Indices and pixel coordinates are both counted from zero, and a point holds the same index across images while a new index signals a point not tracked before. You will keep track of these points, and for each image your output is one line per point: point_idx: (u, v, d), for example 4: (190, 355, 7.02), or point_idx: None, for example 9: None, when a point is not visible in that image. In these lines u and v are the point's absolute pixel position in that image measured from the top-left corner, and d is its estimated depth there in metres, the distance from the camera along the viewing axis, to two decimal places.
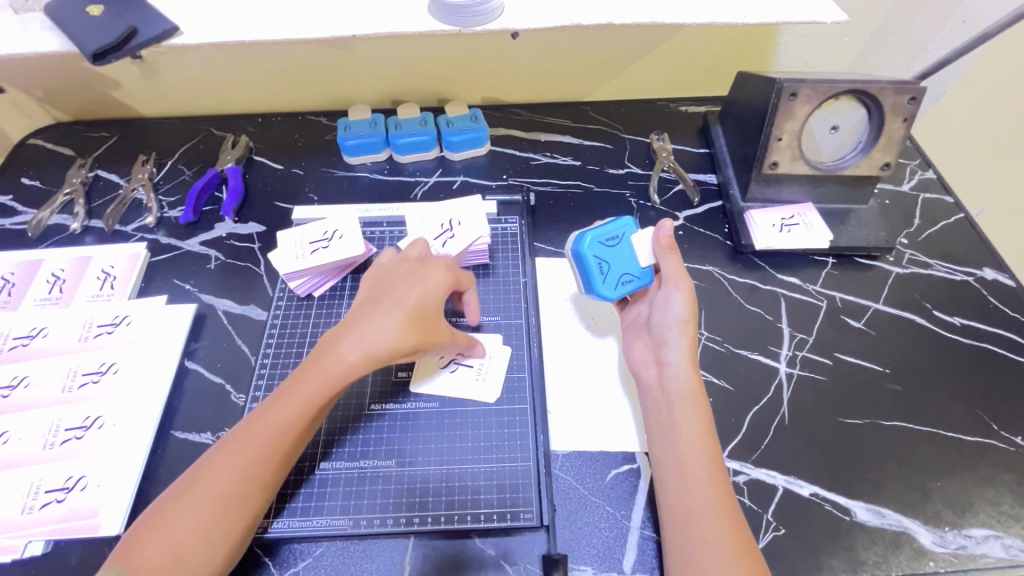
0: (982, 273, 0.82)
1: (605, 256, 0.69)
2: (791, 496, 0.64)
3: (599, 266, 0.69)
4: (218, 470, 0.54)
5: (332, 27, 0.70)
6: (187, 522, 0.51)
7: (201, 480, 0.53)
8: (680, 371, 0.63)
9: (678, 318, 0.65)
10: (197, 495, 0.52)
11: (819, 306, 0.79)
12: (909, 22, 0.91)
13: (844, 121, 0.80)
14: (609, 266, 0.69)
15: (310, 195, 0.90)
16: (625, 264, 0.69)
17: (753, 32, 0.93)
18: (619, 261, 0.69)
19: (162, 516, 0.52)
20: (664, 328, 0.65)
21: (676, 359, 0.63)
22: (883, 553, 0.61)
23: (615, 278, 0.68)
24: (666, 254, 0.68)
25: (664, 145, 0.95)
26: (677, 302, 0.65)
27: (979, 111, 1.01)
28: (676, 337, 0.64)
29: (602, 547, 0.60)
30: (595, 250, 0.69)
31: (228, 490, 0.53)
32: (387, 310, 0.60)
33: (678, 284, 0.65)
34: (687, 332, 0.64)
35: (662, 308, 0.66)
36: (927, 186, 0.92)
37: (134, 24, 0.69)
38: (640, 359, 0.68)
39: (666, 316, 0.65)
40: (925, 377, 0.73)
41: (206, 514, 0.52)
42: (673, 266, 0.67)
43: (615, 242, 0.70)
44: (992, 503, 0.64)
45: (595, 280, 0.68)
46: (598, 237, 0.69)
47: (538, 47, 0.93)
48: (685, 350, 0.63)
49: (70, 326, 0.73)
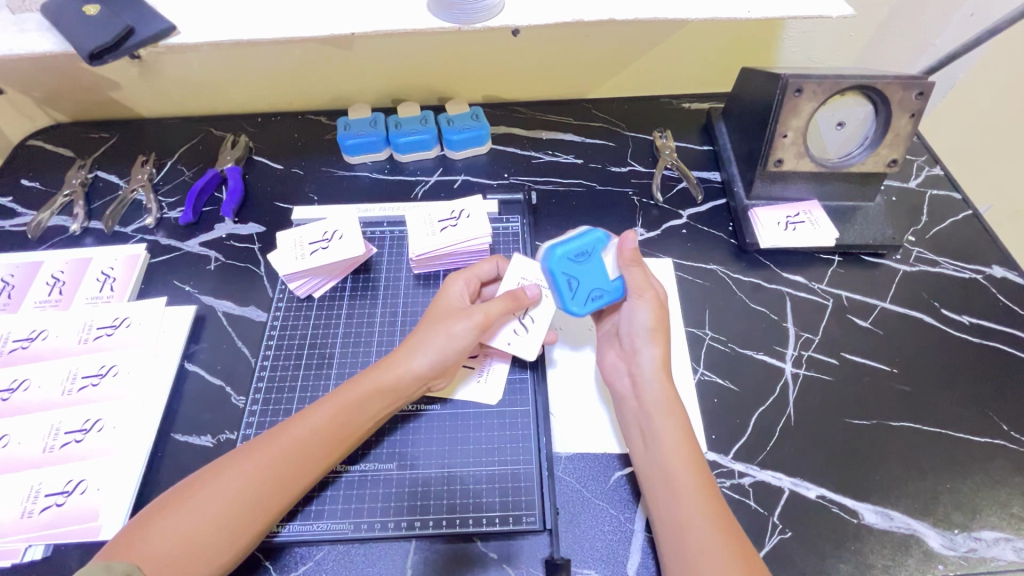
0: (991, 271, 0.81)
1: (574, 272, 0.66)
2: (797, 498, 0.64)
3: (569, 284, 0.65)
4: (228, 469, 0.55)
5: (329, 25, 0.70)
6: (191, 517, 0.52)
7: (210, 478, 0.54)
8: (652, 378, 0.61)
9: (644, 327, 0.64)
10: (203, 492, 0.53)
11: (825, 305, 0.78)
12: (916, 16, 0.90)
13: (850, 117, 0.79)
14: (579, 283, 0.66)
15: (311, 195, 0.90)
16: (595, 281, 0.66)
17: (757, 27, 0.92)
18: (589, 277, 0.66)
19: (167, 510, 0.52)
20: (633, 337, 0.65)
21: (647, 367, 0.62)
22: (891, 556, 0.60)
23: (586, 295, 0.65)
24: (631, 266, 0.66)
25: (667, 142, 0.94)
26: (641, 311, 0.64)
27: (987, 106, 0.99)
28: (644, 347, 0.63)
29: (606, 550, 0.60)
30: (562, 267, 0.65)
31: (232, 495, 0.53)
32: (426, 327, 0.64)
33: (642, 295, 0.64)
34: (657, 342, 0.63)
35: (628, 319, 0.65)
36: (935, 183, 0.91)
37: (132, 24, 0.68)
38: (614, 369, 0.67)
39: (632, 325, 0.65)
40: (933, 377, 0.72)
41: (207, 516, 0.52)
42: (636, 278, 0.65)
43: (584, 259, 0.66)
44: (1003, 505, 0.63)
45: (564, 298, 0.66)
46: (568, 252, 0.66)
47: (540, 45, 0.92)
48: (654, 357, 0.62)
49: (70, 329, 0.73)
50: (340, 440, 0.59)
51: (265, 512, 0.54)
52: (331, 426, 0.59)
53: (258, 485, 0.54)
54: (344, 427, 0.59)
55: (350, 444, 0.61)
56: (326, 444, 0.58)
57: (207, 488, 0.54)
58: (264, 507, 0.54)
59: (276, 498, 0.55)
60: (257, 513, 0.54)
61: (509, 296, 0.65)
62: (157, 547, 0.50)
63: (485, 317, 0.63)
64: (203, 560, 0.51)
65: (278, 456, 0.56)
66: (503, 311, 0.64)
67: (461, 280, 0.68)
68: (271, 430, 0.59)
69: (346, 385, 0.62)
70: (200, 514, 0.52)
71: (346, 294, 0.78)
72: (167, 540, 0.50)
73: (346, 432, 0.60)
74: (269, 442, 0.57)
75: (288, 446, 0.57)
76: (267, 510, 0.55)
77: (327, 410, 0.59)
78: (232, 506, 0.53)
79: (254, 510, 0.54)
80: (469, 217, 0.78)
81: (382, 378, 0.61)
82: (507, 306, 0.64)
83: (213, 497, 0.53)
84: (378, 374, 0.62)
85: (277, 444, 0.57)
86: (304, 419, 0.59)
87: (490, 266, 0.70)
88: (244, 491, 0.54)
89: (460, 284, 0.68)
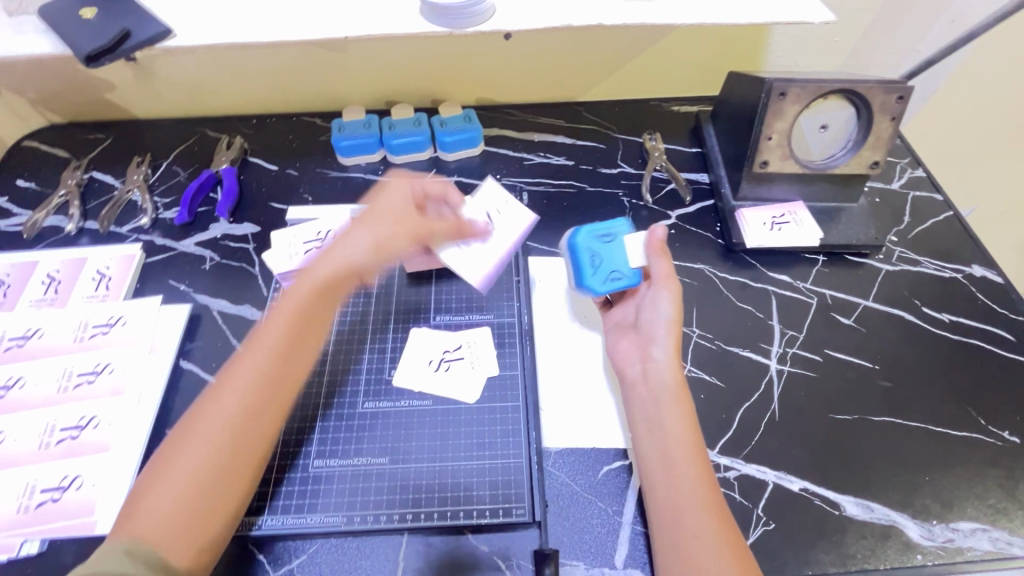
0: (971, 270, 0.83)
1: (597, 250, 0.71)
2: (781, 492, 0.65)
3: (591, 260, 0.71)
4: (198, 423, 0.54)
5: (324, 29, 0.71)
6: (174, 479, 0.52)
7: (186, 436, 0.54)
8: (666, 365, 0.63)
9: (665, 316, 0.65)
10: (180, 452, 0.53)
11: (810, 303, 0.80)
12: (899, 21, 0.92)
13: (833, 120, 0.83)
14: (600, 261, 0.70)
15: (305, 195, 0.91)
16: (616, 262, 0.70)
17: (744, 32, 0.94)
18: (610, 257, 0.70)
19: (156, 476, 0.52)
20: (652, 325, 0.66)
21: (662, 355, 0.64)
22: (872, 546, 0.62)
23: (605, 273, 0.70)
24: (657, 256, 0.68)
25: (656, 144, 0.96)
26: (663, 299, 0.66)
27: (968, 109, 1.02)
28: (663, 336, 0.64)
29: (594, 542, 0.61)
30: (586, 244, 0.72)
31: (214, 441, 0.54)
32: (360, 228, 0.64)
33: (666, 284, 0.66)
34: (674, 331, 0.65)
35: (651, 306, 0.67)
36: (917, 184, 0.93)
37: (128, 27, 0.69)
38: (626, 356, 0.68)
39: (653, 313, 0.66)
40: (914, 373, 0.73)
41: (197, 466, 0.53)
42: (663, 267, 0.67)
43: (609, 240, 0.72)
44: (980, 497, 0.65)
45: (584, 272, 0.70)
46: (594, 232, 0.72)
47: (532, 49, 0.94)
48: (670, 346, 0.64)
49: (66, 328, 0.74)
50: (295, 358, 0.59)
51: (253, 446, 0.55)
52: (292, 337, 0.59)
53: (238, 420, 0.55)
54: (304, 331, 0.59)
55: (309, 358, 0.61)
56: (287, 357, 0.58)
57: (182, 448, 0.53)
58: (252, 436, 0.55)
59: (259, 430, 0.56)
60: (245, 450, 0.55)
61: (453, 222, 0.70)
62: (158, 510, 0.51)
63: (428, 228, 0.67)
64: (206, 509, 0.52)
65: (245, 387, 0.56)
66: (446, 233, 0.69)
67: (393, 187, 0.68)
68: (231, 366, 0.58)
69: (291, 296, 0.60)
70: (185, 468, 0.52)
71: None
72: (162, 500, 0.51)
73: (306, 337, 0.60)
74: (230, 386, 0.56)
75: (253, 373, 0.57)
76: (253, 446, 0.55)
77: (276, 336, 0.58)
78: (213, 453, 0.53)
79: (239, 449, 0.54)
80: (498, 213, 0.74)
81: (324, 284, 0.61)
82: (450, 230, 0.69)
83: (191, 451, 0.53)
84: (317, 278, 0.61)
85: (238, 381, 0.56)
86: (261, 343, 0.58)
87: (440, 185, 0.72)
88: (225, 433, 0.54)
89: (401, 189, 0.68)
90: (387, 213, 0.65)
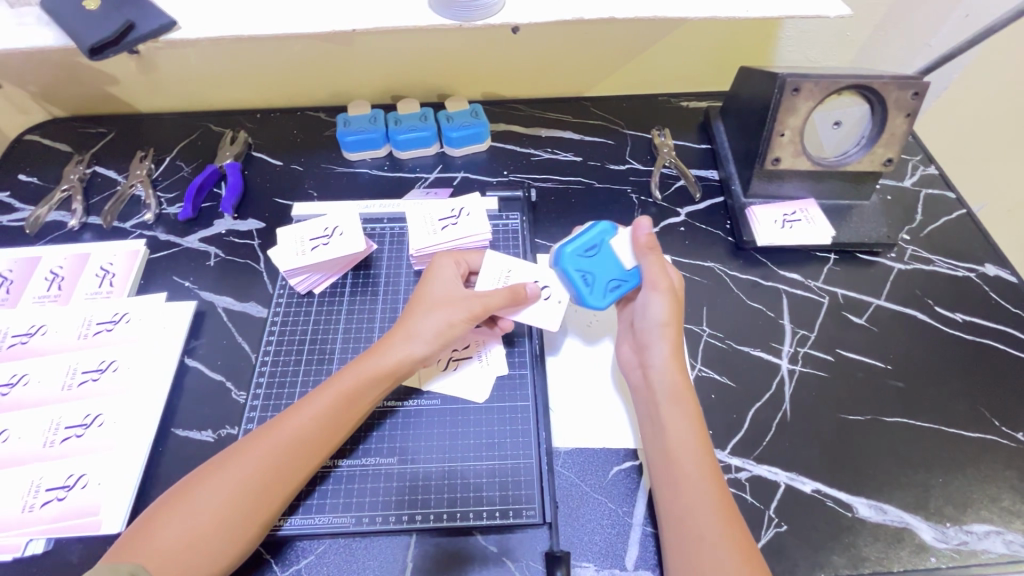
0: (984, 269, 0.82)
1: (588, 267, 0.67)
2: (793, 493, 0.64)
3: (584, 278, 0.67)
4: (233, 461, 0.55)
5: (330, 22, 0.70)
6: (193, 513, 0.52)
7: (207, 477, 0.54)
8: (664, 369, 0.62)
9: (657, 320, 0.64)
10: (208, 486, 0.54)
11: (822, 302, 0.79)
12: (912, 16, 0.91)
13: (847, 116, 0.79)
14: (594, 275, 0.67)
15: (310, 191, 0.90)
16: (610, 270, 0.67)
17: (755, 26, 0.92)
18: (603, 269, 0.67)
19: (168, 509, 0.53)
20: (647, 330, 0.65)
21: (659, 359, 0.63)
22: (885, 549, 0.61)
23: (603, 286, 0.67)
24: (646, 254, 0.66)
25: (665, 141, 0.94)
26: (656, 305, 0.64)
27: (981, 105, 1.00)
28: (658, 339, 0.64)
29: (604, 543, 0.60)
30: (574, 263, 0.67)
31: (233, 487, 0.54)
32: (421, 315, 0.65)
33: (657, 289, 0.65)
34: (669, 334, 0.64)
35: (643, 310, 0.66)
36: (929, 182, 0.92)
37: (132, 19, 0.68)
38: (628, 359, 0.68)
39: (646, 318, 0.65)
40: (927, 374, 0.73)
41: (211, 510, 0.52)
42: (653, 269, 0.66)
43: (595, 251, 0.68)
44: (994, 499, 0.64)
45: (582, 292, 0.67)
46: (577, 248, 0.68)
47: (540, 42, 0.92)
48: (667, 350, 0.63)
49: (70, 325, 0.73)
50: (336, 434, 0.60)
51: (267, 505, 0.55)
52: (332, 414, 0.59)
53: (260, 475, 0.55)
54: (344, 415, 0.60)
55: (345, 435, 0.61)
56: (326, 432, 0.59)
57: (210, 481, 0.54)
58: (268, 497, 0.55)
59: (282, 490, 0.56)
60: (259, 506, 0.54)
61: (507, 289, 0.65)
62: (161, 545, 0.50)
63: (485, 304, 0.65)
64: (207, 557, 0.51)
65: (276, 446, 0.56)
66: (503, 303, 0.65)
67: (450, 261, 0.69)
68: (271, 422, 0.59)
69: (344, 374, 0.62)
70: (206, 503, 0.53)
71: (346, 290, 0.79)
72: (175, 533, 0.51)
73: (348, 415, 0.60)
74: (271, 434, 0.57)
75: (286, 435, 0.57)
76: (273, 502, 0.55)
77: (320, 407, 0.59)
78: (236, 498, 0.53)
79: (258, 503, 0.54)
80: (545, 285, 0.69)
81: (379, 363, 0.62)
82: (506, 298, 0.65)
83: (219, 485, 0.54)
84: (375, 362, 0.62)
85: (281, 435, 0.57)
86: (303, 410, 0.59)
87: (481, 256, 0.72)
88: (245, 483, 0.54)
89: (451, 270, 0.69)
90: (445, 298, 0.66)
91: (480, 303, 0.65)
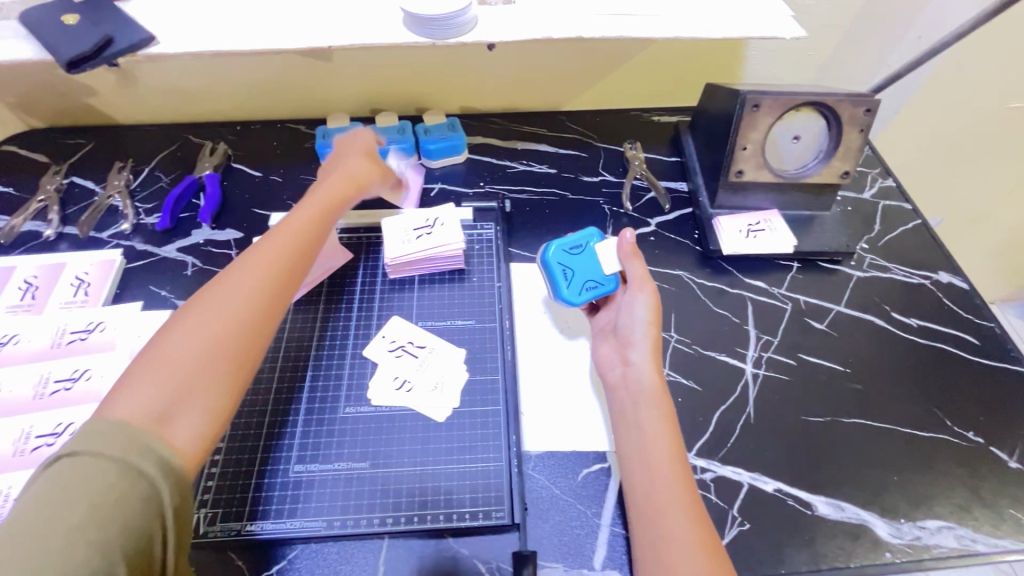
0: (938, 276, 0.86)
1: (569, 264, 0.74)
2: (756, 493, 0.67)
3: (563, 273, 0.73)
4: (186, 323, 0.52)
5: (307, 38, 0.72)
6: (169, 359, 0.49)
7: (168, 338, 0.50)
8: (644, 369, 0.64)
9: (643, 319, 0.67)
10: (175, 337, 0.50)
11: (784, 309, 0.82)
12: (868, 37, 0.96)
13: (805, 131, 0.84)
14: (574, 272, 0.73)
15: (289, 202, 0.91)
16: (589, 272, 0.73)
17: (721, 45, 0.97)
18: (583, 268, 0.73)
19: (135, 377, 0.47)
20: (630, 329, 0.68)
21: (640, 359, 0.65)
22: (843, 545, 0.64)
23: (579, 284, 0.73)
24: (631, 259, 0.71)
25: (637, 154, 0.98)
26: (641, 303, 0.68)
27: (935, 121, 1.06)
28: (641, 339, 0.66)
29: (573, 544, 0.62)
30: (558, 258, 0.74)
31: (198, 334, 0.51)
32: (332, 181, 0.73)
33: (642, 288, 0.69)
34: (651, 333, 0.67)
35: (629, 311, 0.69)
36: (887, 194, 0.96)
37: (110, 34, 0.70)
38: (607, 360, 0.70)
39: (632, 317, 0.68)
40: (883, 377, 0.76)
41: (181, 359, 0.49)
42: (637, 270, 0.70)
43: (580, 250, 0.74)
44: (946, 496, 0.67)
45: (559, 286, 0.73)
46: (563, 246, 0.75)
47: (515, 59, 0.95)
48: (648, 349, 0.66)
49: (43, 334, 0.73)
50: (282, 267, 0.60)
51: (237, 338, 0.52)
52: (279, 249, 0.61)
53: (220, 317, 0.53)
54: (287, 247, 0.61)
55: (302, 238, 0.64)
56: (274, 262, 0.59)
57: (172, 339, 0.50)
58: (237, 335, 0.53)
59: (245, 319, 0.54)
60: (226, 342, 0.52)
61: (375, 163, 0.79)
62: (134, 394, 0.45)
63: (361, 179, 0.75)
64: (184, 385, 0.48)
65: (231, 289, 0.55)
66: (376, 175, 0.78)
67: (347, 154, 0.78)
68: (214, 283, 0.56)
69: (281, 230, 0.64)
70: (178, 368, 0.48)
71: (322, 300, 0.79)
72: (143, 405, 0.45)
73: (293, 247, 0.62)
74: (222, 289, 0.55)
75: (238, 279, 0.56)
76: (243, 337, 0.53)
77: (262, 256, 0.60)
78: (206, 341, 0.51)
79: (228, 336, 0.52)
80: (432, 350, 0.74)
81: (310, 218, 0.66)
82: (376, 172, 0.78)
83: (184, 340, 0.50)
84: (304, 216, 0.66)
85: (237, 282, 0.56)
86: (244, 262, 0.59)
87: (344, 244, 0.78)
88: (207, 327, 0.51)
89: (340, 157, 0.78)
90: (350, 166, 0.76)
91: (354, 192, 0.74)
